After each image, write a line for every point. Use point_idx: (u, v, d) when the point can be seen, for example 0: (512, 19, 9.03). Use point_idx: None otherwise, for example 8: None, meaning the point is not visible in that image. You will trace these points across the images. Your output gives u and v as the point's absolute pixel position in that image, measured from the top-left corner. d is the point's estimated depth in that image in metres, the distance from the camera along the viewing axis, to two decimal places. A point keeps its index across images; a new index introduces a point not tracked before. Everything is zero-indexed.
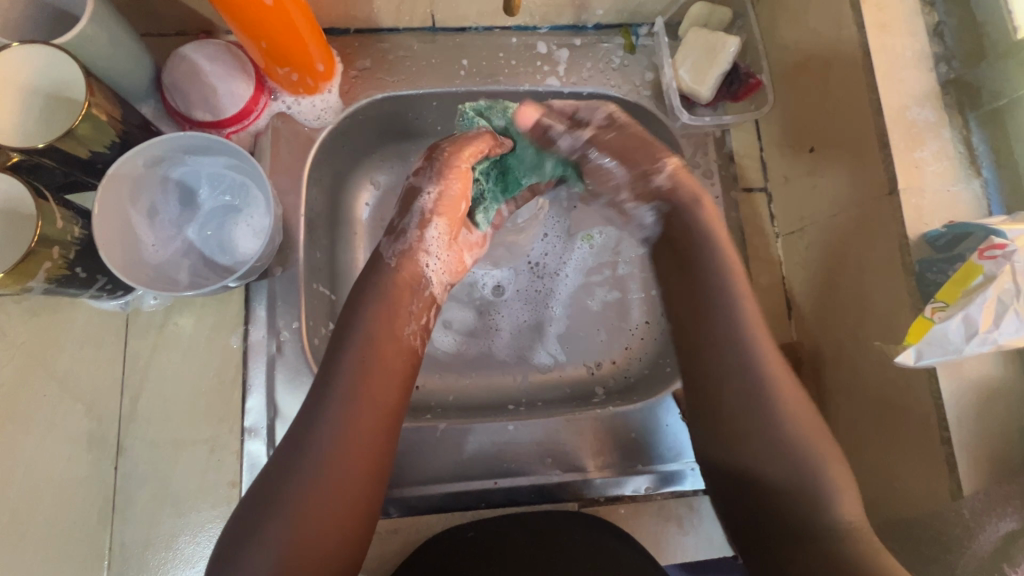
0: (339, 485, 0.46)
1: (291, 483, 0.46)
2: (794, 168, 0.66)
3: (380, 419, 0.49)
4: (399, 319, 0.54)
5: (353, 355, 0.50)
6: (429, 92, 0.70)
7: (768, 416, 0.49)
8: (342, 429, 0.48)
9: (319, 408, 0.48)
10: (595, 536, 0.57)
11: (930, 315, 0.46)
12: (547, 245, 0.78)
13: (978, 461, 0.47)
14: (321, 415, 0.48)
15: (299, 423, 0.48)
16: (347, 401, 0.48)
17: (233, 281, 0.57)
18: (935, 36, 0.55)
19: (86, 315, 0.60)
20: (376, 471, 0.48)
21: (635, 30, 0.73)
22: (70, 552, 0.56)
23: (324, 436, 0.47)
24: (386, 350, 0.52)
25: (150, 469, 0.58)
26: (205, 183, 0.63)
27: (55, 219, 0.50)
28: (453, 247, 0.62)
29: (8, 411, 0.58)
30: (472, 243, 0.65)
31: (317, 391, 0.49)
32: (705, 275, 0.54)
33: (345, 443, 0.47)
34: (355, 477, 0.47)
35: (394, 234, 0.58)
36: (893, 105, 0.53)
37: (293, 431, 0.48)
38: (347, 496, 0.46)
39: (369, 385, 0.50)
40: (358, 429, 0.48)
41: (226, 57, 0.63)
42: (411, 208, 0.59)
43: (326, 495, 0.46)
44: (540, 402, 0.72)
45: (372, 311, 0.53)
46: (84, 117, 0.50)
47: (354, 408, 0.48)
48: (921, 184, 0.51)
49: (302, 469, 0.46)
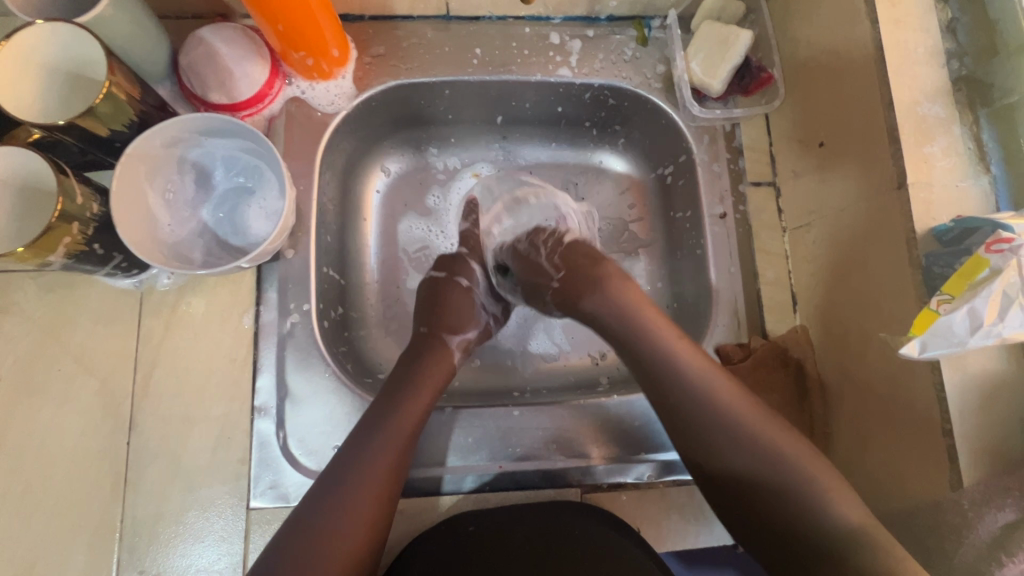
0: (353, 534, 0.51)
1: (312, 532, 0.50)
2: (803, 163, 0.67)
3: (392, 476, 0.55)
4: (428, 402, 0.60)
5: (384, 424, 0.56)
6: (442, 80, 0.71)
7: (732, 447, 0.53)
8: (363, 487, 0.53)
9: (344, 468, 0.54)
10: (595, 528, 0.57)
11: (935, 307, 0.47)
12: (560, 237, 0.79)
13: (980, 453, 0.47)
14: (346, 472, 0.53)
15: (326, 476, 0.54)
16: (371, 462, 0.54)
17: (245, 262, 0.57)
18: (947, 32, 0.55)
19: (101, 292, 0.61)
20: (381, 522, 0.53)
21: (647, 22, 0.74)
22: (82, 523, 0.57)
23: (346, 490, 0.52)
24: (411, 424, 0.57)
25: (161, 445, 0.59)
26: (220, 164, 0.64)
27: (75, 196, 0.50)
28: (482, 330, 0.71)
29: (24, 385, 0.59)
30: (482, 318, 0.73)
31: (342, 453, 0.55)
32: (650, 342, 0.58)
33: (359, 498, 0.52)
34: (364, 528, 0.52)
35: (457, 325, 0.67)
36: (905, 101, 0.53)
37: (317, 486, 0.53)
38: (354, 545, 0.51)
39: (389, 451, 0.55)
40: (373, 485, 0.53)
41: (242, 39, 0.63)
42: (488, 335, 0.71)
43: (337, 546, 0.50)
44: (545, 390, 0.73)
45: (404, 395, 0.59)
46: (104, 95, 0.50)
47: (372, 470, 0.54)
48: (930, 178, 0.52)
49: (320, 520, 0.51)
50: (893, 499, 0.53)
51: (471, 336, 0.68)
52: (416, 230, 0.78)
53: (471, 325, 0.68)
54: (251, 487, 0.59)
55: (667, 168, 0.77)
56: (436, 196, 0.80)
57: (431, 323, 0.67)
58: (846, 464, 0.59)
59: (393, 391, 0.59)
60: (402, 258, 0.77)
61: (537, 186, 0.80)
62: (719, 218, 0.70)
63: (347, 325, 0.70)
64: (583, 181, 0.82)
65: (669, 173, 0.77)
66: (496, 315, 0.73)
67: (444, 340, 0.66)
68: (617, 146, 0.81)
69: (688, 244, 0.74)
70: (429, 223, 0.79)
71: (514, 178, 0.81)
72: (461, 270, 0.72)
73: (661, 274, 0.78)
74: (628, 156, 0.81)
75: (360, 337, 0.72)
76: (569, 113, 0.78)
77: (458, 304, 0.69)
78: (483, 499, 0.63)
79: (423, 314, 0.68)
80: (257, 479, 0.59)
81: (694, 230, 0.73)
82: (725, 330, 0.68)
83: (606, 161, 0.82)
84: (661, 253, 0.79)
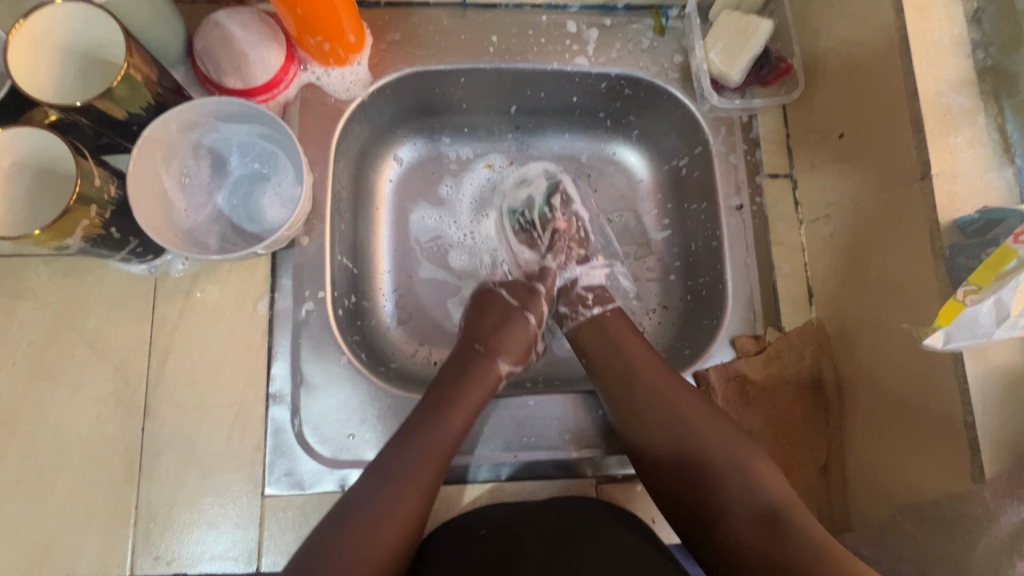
0: (390, 537, 0.51)
1: (350, 530, 0.51)
2: (821, 155, 0.66)
3: (437, 480, 0.55)
4: (473, 416, 0.60)
5: (432, 430, 0.57)
6: (458, 68, 0.70)
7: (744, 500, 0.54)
8: (409, 489, 0.53)
9: (390, 469, 0.54)
10: (612, 529, 0.56)
11: (963, 298, 0.46)
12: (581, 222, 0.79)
13: (1002, 446, 0.47)
14: (391, 471, 0.54)
15: (369, 476, 0.54)
16: (420, 464, 0.55)
17: (262, 248, 0.57)
18: (973, 22, 0.54)
19: (115, 277, 0.61)
20: (417, 526, 0.53)
21: (665, 12, 0.73)
22: (97, 509, 0.57)
23: (393, 489, 0.53)
24: (458, 435, 0.58)
25: (176, 432, 0.59)
26: (235, 150, 0.63)
27: (93, 178, 0.50)
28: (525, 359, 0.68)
29: (38, 370, 0.59)
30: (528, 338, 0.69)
31: (388, 454, 0.55)
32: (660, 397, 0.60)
33: (404, 501, 0.53)
34: (404, 530, 0.52)
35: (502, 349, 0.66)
36: (929, 91, 0.52)
37: (357, 488, 0.54)
38: (388, 547, 0.51)
39: (436, 457, 0.56)
40: (417, 488, 0.54)
41: (257, 24, 0.63)
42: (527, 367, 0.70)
43: (375, 546, 0.50)
44: (557, 380, 0.73)
45: (455, 403, 0.59)
46: (123, 77, 0.50)
47: (417, 474, 0.54)
48: (954, 169, 0.51)
49: (361, 518, 0.51)
50: (906, 492, 0.54)
51: (513, 368, 0.67)
52: (428, 220, 0.78)
53: (517, 358, 0.67)
54: (266, 474, 0.58)
55: (682, 159, 0.76)
56: (449, 186, 0.79)
57: (487, 344, 0.66)
58: (860, 456, 0.60)
59: (445, 398, 0.60)
60: (414, 248, 0.77)
61: (608, 232, 0.80)
62: (736, 209, 0.70)
63: (359, 314, 0.70)
64: (596, 172, 0.82)
65: (683, 165, 0.76)
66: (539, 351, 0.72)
67: (493, 364, 0.64)
68: (631, 137, 0.80)
69: (703, 236, 0.74)
70: (442, 213, 0.78)
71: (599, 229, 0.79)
72: (528, 302, 0.70)
73: (674, 265, 0.78)
74: (642, 147, 0.80)
75: (372, 326, 0.71)
76: (584, 104, 0.77)
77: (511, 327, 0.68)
78: (498, 488, 0.63)
79: (478, 330, 0.67)
80: (272, 466, 0.59)
81: (708, 222, 0.73)
82: (741, 322, 0.67)
83: (619, 152, 0.82)
84: (675, 245, 0.78)
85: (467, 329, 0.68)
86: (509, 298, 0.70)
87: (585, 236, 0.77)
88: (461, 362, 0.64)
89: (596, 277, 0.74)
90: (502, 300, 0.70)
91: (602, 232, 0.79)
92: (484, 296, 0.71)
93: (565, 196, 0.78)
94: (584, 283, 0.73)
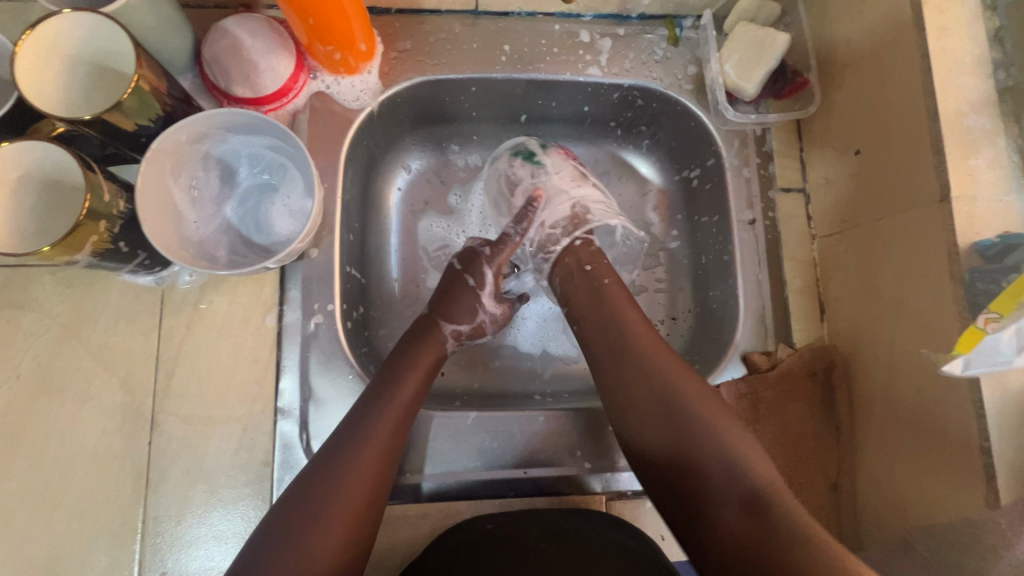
0: (348, 500, 0.50)
1: (310, 498, 0.49)
2: (836, 170, 0.65)
3: (387, 452, 0.53)
4: (423, 380, 0.59)
5: (383, 397, 0.55)
6: (470, 77, 0.69)
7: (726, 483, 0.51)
8: (362, 452, 0.52)
9: (346, 432, 0.53)
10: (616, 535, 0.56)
11: (982, 326, 0.45)
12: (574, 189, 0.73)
13: (1018, 474, 0.47)
14: (346, 438, 0.53)
15: (326, 445, 0.53)
16: (356, 458, 0.51)
17: (272, 263, 0.56)
18: (996, 41, 0.53)
19: (121, 289, 0.60)
20: (378, 492, 0.52)
21: (679, 22, 0.72)
22: (103, 524, 0.56)
23: (345, 453, 0.52)
24: (408, 399, 0.56)
25: (183, 446, 0.58)
26: (244, 161, 0.63)
27: (102, 193, 0.49)
28: (475, 323, 0.66)
29: (44, 383, 0.58)
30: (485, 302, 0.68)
31: (345, 420, 0.54)
32: (651, 371, 0.56)
33: (352, 483, 0.50)
34: (365, 489, 0.51)
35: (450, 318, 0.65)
36: (950, 111, 0.52)
37: (315, 457, 0.52)
38: (350, 509, 0.50)
39: (389, 421, 0.54)
40: (370, 450, 0.52)
41: (267, 32, 0.62)
42: (482, 333, 0.68)
43: (325, 534, 0.48)
44: (566, 394, 0.73)
45: (397, 376, 0.57)
46: (133, 90, 0.49)
47: (350, 476, 0.50)
48: (974, 192, 0.51)
49: (292, 531, 0.47)
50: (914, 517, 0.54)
51: (463, 328, 0.65)
52: (436, 229, 0.77)
53: (466, 317, 0.66)
54: (273, 489, 0.58)
55: (693, 171, 0.76)
56: (457, 195, 0.78)
57: (433, 307, 0.66)
58: (873, 476, 0.59)
59: (387, 368, 0.59)
60: (421, 257, 0.76)
61: (580, 174, 0.75)
62: (748, 224, 0.69)
63: (367, 325, 0.69)
64: (606, 182, 0.81)
65: (695, 176, 0.76)
66: (496, 316, 0.68)
67: (438, 328, 0.64)
68: (642, 146, 0.80)
69: (714, 248, 0.73)
70: (450, 222, 0.78)
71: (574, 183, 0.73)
72: (473, 262, 0.68)
73: (684, 277, 0.77)
74: (653, 157, 0.80)
75: (380, 337, 0.71)
76: (595, 113, 0.77)
77: (458, 300, 0.66)
78: (507, 505, 0.63)
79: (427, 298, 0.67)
80: (280, 481, 0.58)
81: (719, 235, 0.72)
82: (752, 338, 0.67)
83: (630, 162, 0.81)
84: (684, 256, 0.78)
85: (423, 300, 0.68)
86: (457, 263, 0.69)
87: (550, 182, 0.73)
88: (406, 334, 0.63)
89: (563, 213, 0.71)
90: (451, 268, 0.69)
91: (570, 172, 0.74)
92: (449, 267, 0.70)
93: (526, 153, 0.74)
94: (550, 223, 0.70)
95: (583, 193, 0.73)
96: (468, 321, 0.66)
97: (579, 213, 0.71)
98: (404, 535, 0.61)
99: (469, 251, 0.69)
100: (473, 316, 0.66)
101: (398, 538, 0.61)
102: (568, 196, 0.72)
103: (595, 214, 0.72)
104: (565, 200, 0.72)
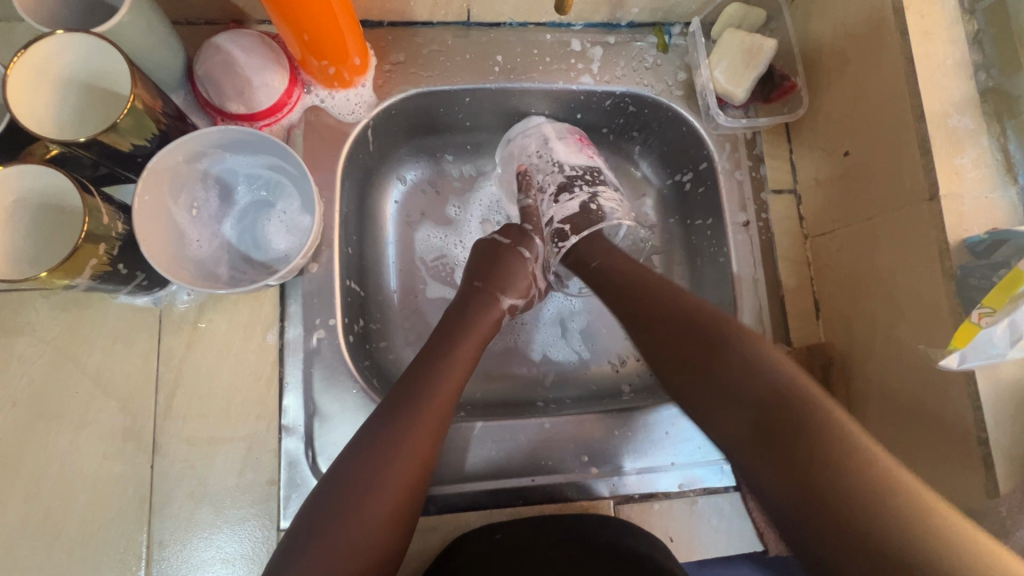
0: (402, 472, 0.49)
1: (365, 463, 0.48)
2: (825, 171, 0.67)
3: (443, 415, 0.53)
4: (478, 348, 0.60)
5: (437, 371, 0.55)
6: (463, 88, 0.70)
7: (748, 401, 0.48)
8: (424, 415, 0.52)
9: (394, 406, 0.52)
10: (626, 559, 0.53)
11: (977, 320, 0.47)
12: (573, 152, 0.74)
13: (1018, 461, 0.48)
14: (392, 415, 0.51)
15: (370, 422, 0.51)
16: (413, 423, 0.51)
17: (274, 279, 0.56)
18: (974, 44, 0.55)
19: (117, 312, 0.60)
20: (428, 469, 0.51)
21: (667, 29, 0.73)
22: (106, 552, 0.55)
23: (396, 428, 0.50)
24: (465, 368, 0.57)
25: (187, 467, 0.57)
26: (241, 179, 0.63)
27: (100, 215, 0.48)
28: (528, 294, 0.68)
29: (40, 409, 0.57)
30: (532, 270, 0.69)
31: (391, 395, 0.53)
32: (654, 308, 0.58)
33: (409, 445, 0.50)
34: (417, 464, 0.50)
35: (500, 290, 0.66)
36: (935, 112, 0.53)
37: (358, 437, 0.51)
38: (403, 484, 0.49)
39: (441, 395, 0.54)
40: (423, 424, 0.51)
41: (260, 48, 0.61)
42: (531, 305, 0.70)
43: (375, 502, 0.47)
44: (569, 400, 0.73)
45: (457, 337, 0.59)
46: (128, 110, 0.48)
47: (407, 443, 0.50)
48: (961, 190, 0.52)
49: (343, 497, 0.47)
50: None
51: (518, 302, 0.67)
52: (433, 239, 0.77)
53: (520, 292, 0.67)
54: (281, 508, 0.57)
55: (686, 174, 0.77)
56: (455, 207, 0.79)
57: (485, 279, 0.66)
58: None
59: (446, 333, 0.59)
60: (419, 267, 0.76)
61: (598, 165, 0.75)
62: (742, 226, 0.70)
63: (368, 338, 0.69)
64: None
65: (687, 179, 0.77)
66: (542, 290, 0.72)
67: (496, 300, 0.65)
68: (632, 152, 0.81)
69: (709, 250, 0.74)
70: (447, 232, 0.78)
71: (586, 153, 0.75)
72: (521, 239, 0.70)
73: (683, 278, 0.78)
74: (647, 160, 0.81)
75: (380, 349, 0.70)
76: (587, 120, 0.78)
77: (510, 268, 0.67)
78: (516, 513, 0.62)
79: (476, 269, 0.68)
80: (287, 500, 0.57)
81: (714, 237, 0.73)
82: None
83: (621, 167, 0.82)
84: (682, 257, 0.78)
85: (467, 272, 0.68)
86: (500, 238, 0.70)
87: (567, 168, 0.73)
88: (464, 298, 0.64)
89: (571, 210, 0.72)
90: (494, 242, 0.69)
91: (586, 165, 0.74)
92: (481, 242, 0.70)
93: (541, 139, 0.74)
94: (558, 219, 0.72)
95: (597, 188, 0.73)
96: (522, 291, 0.67)
97: (589, 206, 0.72)
98: (413, 547, 0.60)
99: (503, 232, 0.71)
100: (522, 282, 0.67)
101: (411, 550, 0.60)
102: (582, 191, 0.73)
103: (605, 209, 0.72)
104: (575, 195, 0.73)
